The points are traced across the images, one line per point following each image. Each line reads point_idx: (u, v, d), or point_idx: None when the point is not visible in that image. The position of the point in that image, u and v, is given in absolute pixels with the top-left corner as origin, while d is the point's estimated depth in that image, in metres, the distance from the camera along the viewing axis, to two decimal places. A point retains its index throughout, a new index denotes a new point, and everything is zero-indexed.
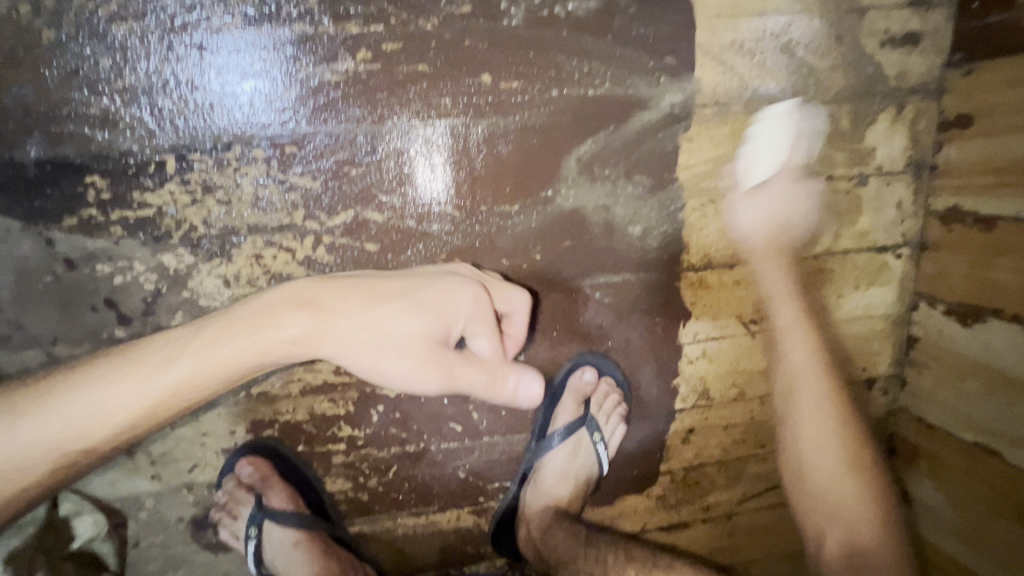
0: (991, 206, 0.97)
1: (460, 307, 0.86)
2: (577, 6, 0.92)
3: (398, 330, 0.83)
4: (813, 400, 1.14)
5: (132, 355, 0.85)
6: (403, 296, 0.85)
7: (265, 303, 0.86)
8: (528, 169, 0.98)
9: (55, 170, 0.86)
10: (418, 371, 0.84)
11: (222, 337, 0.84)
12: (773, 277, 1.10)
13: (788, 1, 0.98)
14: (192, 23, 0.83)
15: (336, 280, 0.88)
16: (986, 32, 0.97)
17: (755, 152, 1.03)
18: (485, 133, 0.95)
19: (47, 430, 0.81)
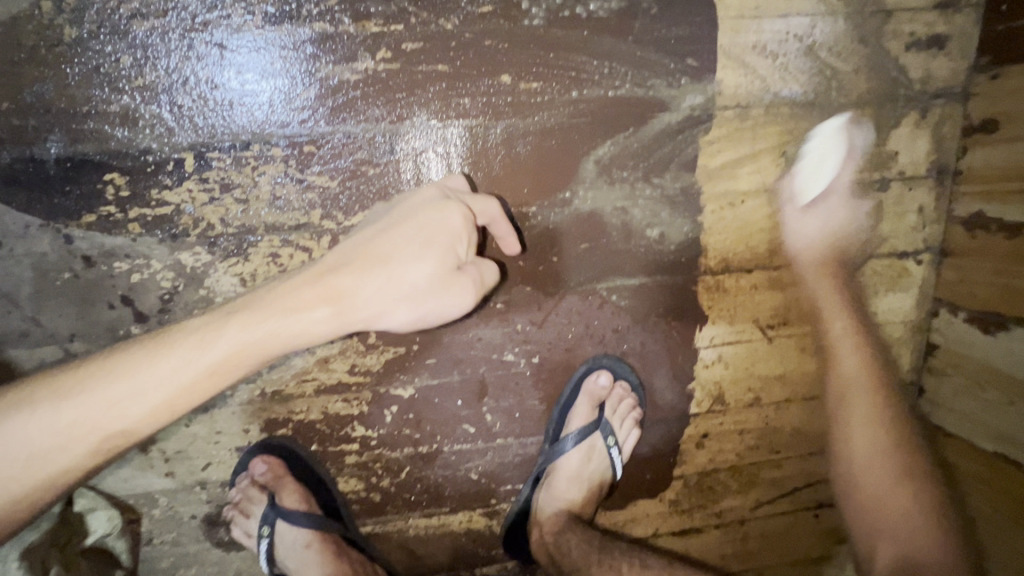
0: (1017, 213, 0.96)
1: (454, 229, 0.78)
2: (599, 7, 0.91)
3: (412, 268, 0.76)
4: (862, 413, 1.11)
5: (158, 343, 0.77)
6: (410, 237, 0.77)
7: (286, 284, 0.79)
8: (547, 169, 0.97)
9: (75, 167, 0.86)
10: (442, 295, 0.77)
11: (252, 318, 0.76)
12: (828, 287, 1.09)
13: (813, 3, 0.96)
14: (213, 21, 0.83)
15: (351, 247, 0.80)
16: (1014, 36, 0.95)
17: (811, 170, 1.03)
18: (504, 133, 0.94)
19: (70, 424, 0.73)
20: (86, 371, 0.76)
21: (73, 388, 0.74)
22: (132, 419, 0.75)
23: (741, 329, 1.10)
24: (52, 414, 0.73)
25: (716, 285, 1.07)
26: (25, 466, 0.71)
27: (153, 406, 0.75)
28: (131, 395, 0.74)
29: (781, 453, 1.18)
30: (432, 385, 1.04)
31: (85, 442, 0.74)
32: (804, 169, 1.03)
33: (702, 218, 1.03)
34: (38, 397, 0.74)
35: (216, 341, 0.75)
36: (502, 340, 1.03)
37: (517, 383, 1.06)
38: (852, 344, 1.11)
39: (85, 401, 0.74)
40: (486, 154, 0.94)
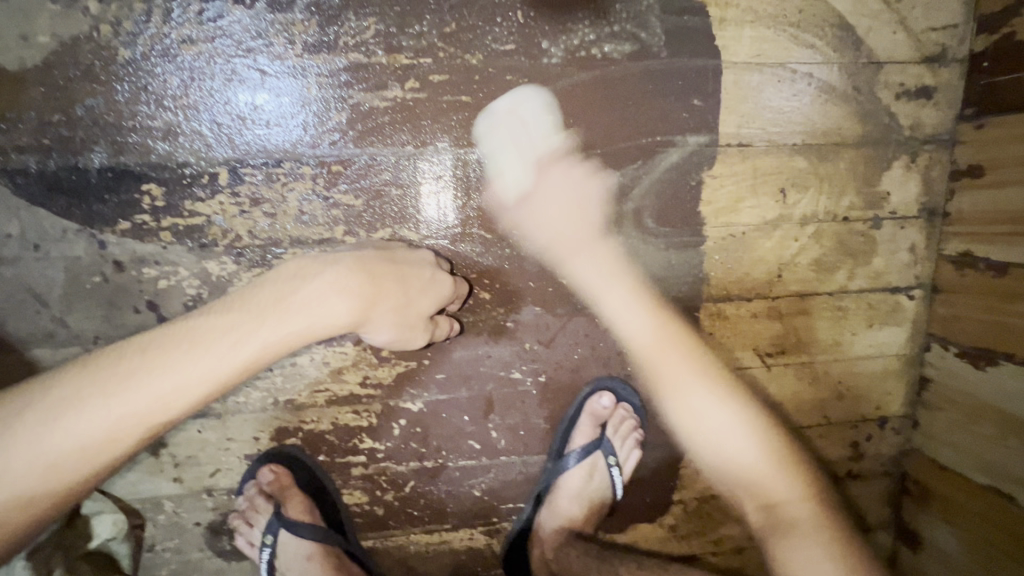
0: (1003, 253, 1.01)
1: (444, 293, 0.94)
2: (613, 49, 0.99)
3: (410, 307, 0.90)
4: (788, 488, 1.03)
5: (188, 339, 0.79)
6: (413, 281, 0.91)
7: (306, 284, 0.84)
8: (569, 207, 1.03)
9: (115, 177, 0.91)
10: (423, 335, 0.93)
11: (284, 317, 0.81)
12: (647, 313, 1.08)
13: (811, 52, 1.04)
14: (256, 48, 0.90)
15: (365, 260, 0.88)
16: (996, 90, 1.03)
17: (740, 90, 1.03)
18: (517, 178, 1.01)
19: (113, 421, 0.75)
20: (121, 368, 0.77)
21: (110, 385, 0.76)
22: (173, 412, 0.78)
23: (741, 356, 1.14)
24: (96, 412, 0.75)
25: (718, 313, 1.11)
26: (75, 460, 0.75)
27: (191, 400, 0.79)
28: (172, 391, 0.77)
29: None
30: (441, 400, 1.06)
31: (127, 437, 0.77)
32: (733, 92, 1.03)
33: (705, 248, 1.08)
34: (78, 395, 0.75)
35: (251, 339, 0.80)
36: (510, 357, 1.07)
37: (523, 401, 1.09)
38: (726, 402, 1.09)
39: (126, 399, 0.76)
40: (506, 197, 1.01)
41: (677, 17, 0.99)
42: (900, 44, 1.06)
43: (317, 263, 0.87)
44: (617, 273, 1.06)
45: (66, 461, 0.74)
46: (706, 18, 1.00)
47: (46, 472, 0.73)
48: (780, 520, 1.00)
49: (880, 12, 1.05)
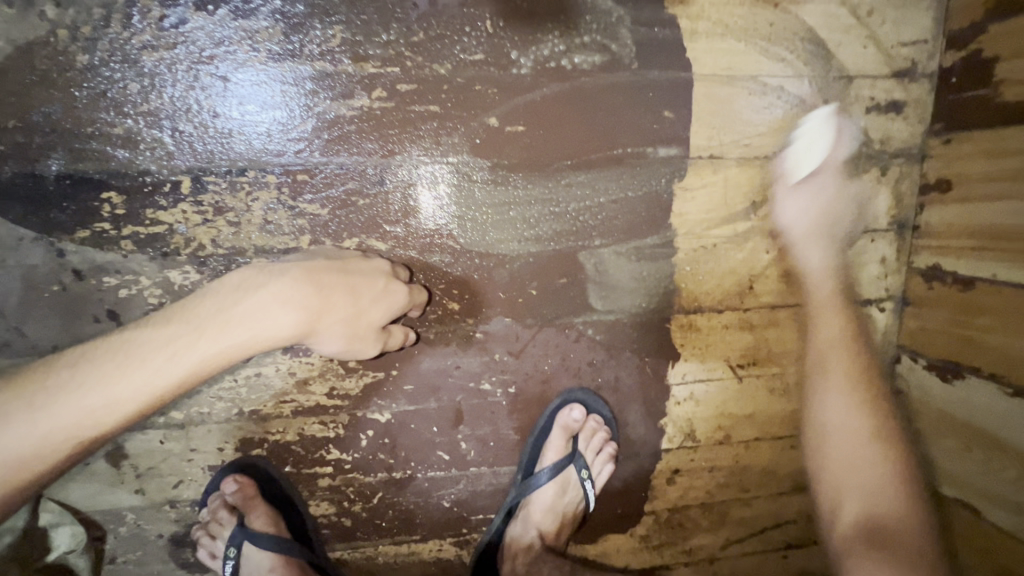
0: (970, 268, 1.02)
1: (397, 304, 0.93)
2: (583, 60, 0.98)
3: (362, 317, 0.89)
4: (842, 399, 1.08)
5: (122, 353, 0.79)
6: (363, 293, 0.89)
7: (248, 295, 0.83)
8: (822, 204, 1.08)
9: (74, 184, 0.89)
10: (375, 346, 0.92)
11: (222, 330, 0.81)
12: (814, 255, 1.10)
13: (781, 65, 1.04)
14: (219, 55, 0.88)
15: (314, 269, 0.87)
16: (964, 105, 1.03)
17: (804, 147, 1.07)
18: (818, 163, 1.07)
19: (40, 434, 0.74)
20: (52, 383, 0.76)
21: (40, 399, 0.75)
22: (104, 425, 0.78)
23: (712, 368, 1.14)
24: (22, 425, 0.73)
25: (689, 324, 1.11)
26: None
27: (124, 415, 0.78)
28: (104, 404, 0.77)
29: (749, 492, 1.20)
30: (410, 411, 1.06)
31: (56, 451, 0.75)
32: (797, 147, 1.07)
33: (676, 259, 1.08)
34: (3, 408, 0.74)
35: (187, 352, 0.80)
36: (480, 368, 1.06)
37: (493, 412, 1.08)
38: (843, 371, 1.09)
39: (57, 412, 0.75)
40: (793, 171, 1.07)
41: (648, 29, 0.99)
42: (869, 59, 1.06)
43: (265, 272, 0.86)
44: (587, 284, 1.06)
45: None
46: (677, 30, 1.00)
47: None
48: (875, 527, 0.97)
49: (850, 27, 1.05)
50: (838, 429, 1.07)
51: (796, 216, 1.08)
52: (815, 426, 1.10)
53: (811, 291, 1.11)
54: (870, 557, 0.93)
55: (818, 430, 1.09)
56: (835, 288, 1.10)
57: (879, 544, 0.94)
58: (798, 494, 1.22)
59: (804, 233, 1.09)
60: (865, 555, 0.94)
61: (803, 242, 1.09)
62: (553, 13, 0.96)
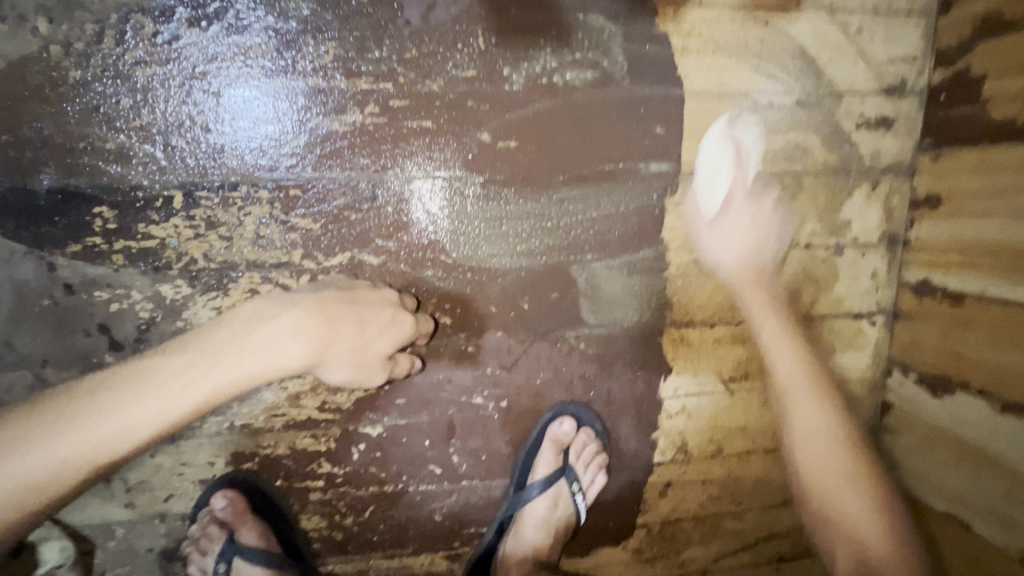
0: (959, 283, 1.03)
1: (404, 333, 0.94)
2: (575, 76, 0.99)
3: (368, 347, 0.91)
4: (818, 424, 1.14)
5: (141, 380, 0.80)
6: (371, 323, 0.90)
7: (261, 325, 0.85)
8: (760, 234, 1.10)
9: (65, 199, 0.89)
10: (380, 374, 0.93)
11: (237, 359, 0.82)
12: (760, 299, 1.12)
13: (772, 82, 1.05)
14: (212, 72, 0.89)
15: (324, 299, 0.88)
16: (953, 122, 1.04)
17: (708, 184, 1.06)
18: (724, 197, 1.07)
19: (60, 459, 0.75)
20: (72, 409, 0.77)
21: (60, 425, 0.76)
22: (119, 452, 0.78)
23: (704, 381, 1.14)
24: (41, 451, 0.74)
25: (681, 338, 1.12)
26: (13, 498, 0.73)
27: (138, 441, 0.79)
28: (118, 432, 0.77)
29: (742, 504, 1.20)
30: (401, 425, 1.06)
31: (74, 476, 0.76)
32: (702, 181, 1.06)
33: (668, 273, 1.09)
34: (26, 435, 0.75)
35: (202, 380, 0.81)
36: (471, 382, 1.06)
37: (485, 425, 1.08)
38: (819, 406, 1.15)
39: (75, 438, 0.76)
40: (705, 207, 1.07)
41: (639, 45, 1.00)
42: (859, 75, 1.07)
43: (279, 302, 0.87)
44: (578, 299, 1.06)
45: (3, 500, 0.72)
46: (668, 47, 1.01)
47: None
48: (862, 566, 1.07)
49: (840, 44, 1.06)
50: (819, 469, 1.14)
51: (727, 253, 1.10)
52: (802, 446, 1.15)
53: (757, 326, 1.13)
54: None
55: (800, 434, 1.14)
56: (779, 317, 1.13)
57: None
58: (791, 507, 1.21)
59: (732, 279, 1.11)
60: None
61: (749, 303, 1.12)
62: (545, 30, 0.97)
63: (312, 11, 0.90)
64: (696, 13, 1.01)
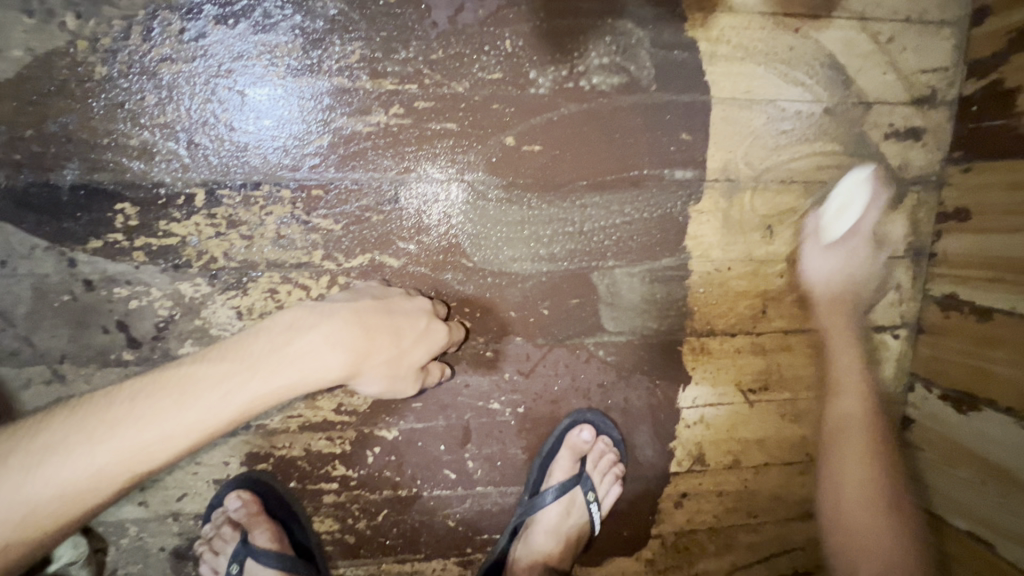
0: (988, 299, 1.01)
1: (437, 343, 0.92)
2: (602, 80, 0.98)
3: (404, 357, 0.89)
4: (862, 464, 1.10)
5: (182, 388, 0.77)
6: (406, 335, 0.89)
7: (300, 335, 0.82)
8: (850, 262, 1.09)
9: (88, 194, 0.89)
10: (412, 385, 0.91)
11: (276, 369, 0.80)
12: (834, 286, 1.10)
13: (800, 90, 1.03)
14: (237, 70, 0.88)
15: (362, 311, 0.86)
16: (984, 134, 1.02)
17: (836, 211, 1.09)
18: (852, 225, 1.09)
19: (100, 467, 0.73)
20: (112, 414, 0.75)
21: (98, 431, 0.74)
22: (157, 461, 0.76)
23: (723, 392, 1.12)
24: (83, 458, 0.72)
25: (701, 347, 1.10)
26: (53, 506, 0.71)
27: (177, 449, 0.77)
28: (158, 441, 0.75)
29: (758, 517, 1.18)
30: (417, 429, 1.05)
31: (113, 483, 0.74)
32: (831, 208, 1.08)
33: (689, 282, 1.07)
34: (65, 441, 0.73)
35: (242, 390, 0.78)
36: (489, 388, 1.05)
37: (501, 431, 1.07)
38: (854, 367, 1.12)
39: (115, 445, 0.74)
40: (827, 230, 1.09)
41: (666, 51, 0.99)
42: (889, 85, 1.06)
43: (317, 314, 0.84)
44: (598, 306, 1.05)
45: (43, 506, 0.71)
46: (696, 53, 1.00)
47: (22, 518, 0.70)
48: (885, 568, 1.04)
49: (871, 53, 1.04)
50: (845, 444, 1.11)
51: (820, 271, 1.09)
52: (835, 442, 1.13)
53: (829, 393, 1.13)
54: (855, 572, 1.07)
55: (838, 432, 1.12)
56: (845, 322, 1.11)
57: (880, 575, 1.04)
58: (808, 521, 1.19)
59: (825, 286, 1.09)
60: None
61: (828, 270, 1.09)
62: (574, 35, 0.96)
63: (339, 11, 0.89)
64: (726, 19, 1.00)
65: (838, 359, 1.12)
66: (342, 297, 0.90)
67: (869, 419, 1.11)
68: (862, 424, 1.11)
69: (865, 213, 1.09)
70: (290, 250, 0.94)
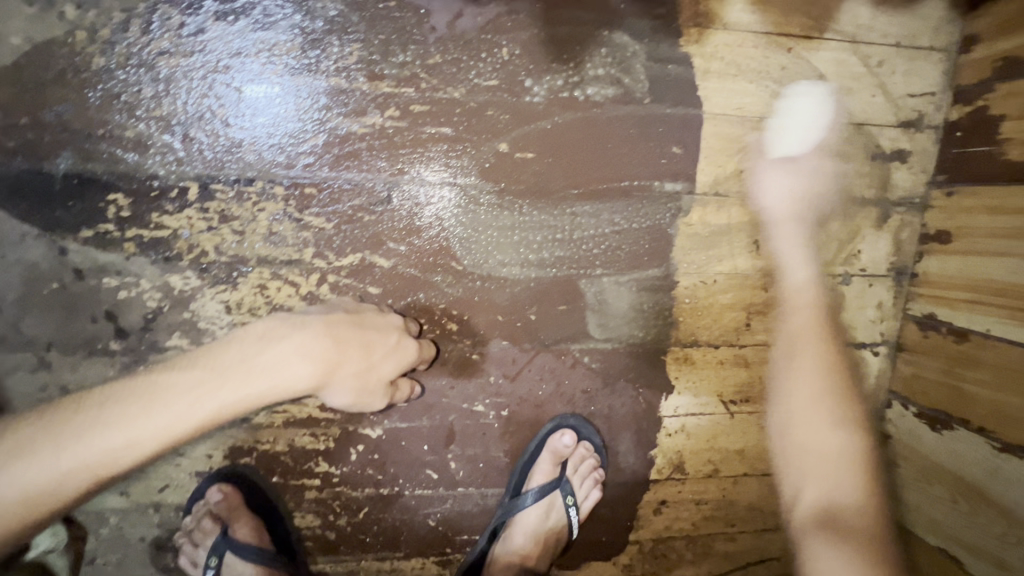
0: (965, 320, 1.03)
1: (407, 357, 0.94)
2: (597, 91, 0.99)
3: (373, 372, 0.90)
4: (816, 409, 1.05)
5: (150, 395, 0.79)
6: (377, 348, 0.90)
7: (271, 345, 0.84)
8: (801, 185, 1.07)
9: (81, 184, 0.89)
10: (381, 399, 0.93)
11: (244, 379, 0.81)
12: (778, 199, 1.07)
13: (791, 108, 1.05)
14: (235, 66, 0.89)
15: (334, 323, 0.88)
16: (968, 160, 1.05)
17: (788, 129, 1.06)
18: (793, 146, 1.06)
19: (63, 471, 0.73)
20: (79, 420, 0.76)
21: (62, 437, 0.74)
22: (123, 465, 0.76)
23: (705, 402, 1.14)
24: (48, 461, 0.72)
25: (685, 357, 1.12)
26: (12, 509, 0.71)
27: (144, 454, 0.77)
28: (124, 445, 0.75)
29: (735, 526, 1.20)
30: (401, 428, 1.05)
31: (76, 487, 0.74)
32: (776, 124, 1.06)
33: (676, 292, 1.09)
34: (28, 446, 0.73)
35: (210, 397, 0.79)
36: (474, 390, 1.06)
37: (485, 433, 1.08)
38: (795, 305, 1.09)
39: (80, 449, 0.74)
40: (771, 147, 1.06)
41: (661, 65, 1.00)
42: (878, 107, 1.08)
43: (286, 328, 0.87)
44: (585, 314, 1.07)
45: (3, 509, 0.70)
46: (691, 68, 1.01)
47: None
48: (829, 508, 0.97)
49: (861, 75, 1.06)
50: (796, 392, 1.08)
51: (777, 196, 1.07)
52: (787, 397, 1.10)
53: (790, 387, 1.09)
54: (818, 539, 0.94)
55: (794, 382, 1.09)
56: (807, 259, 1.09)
57: (836, 530, 0.94)
58: (784, 532, 1.21)
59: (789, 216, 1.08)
60: (823, 543, 0.92)
61: (784, 197, 1.07)
62: (571, 45, 0.97)
63: (339, 12, 0.90)
64: (720, 36, 1.01)
65: (792, 301, 1.10)
66: (313, 310, 0.93)
67: (830, 365, 1.07)
68: (819, 384, 1.06)
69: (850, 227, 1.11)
70: (280, 247, 0.94)
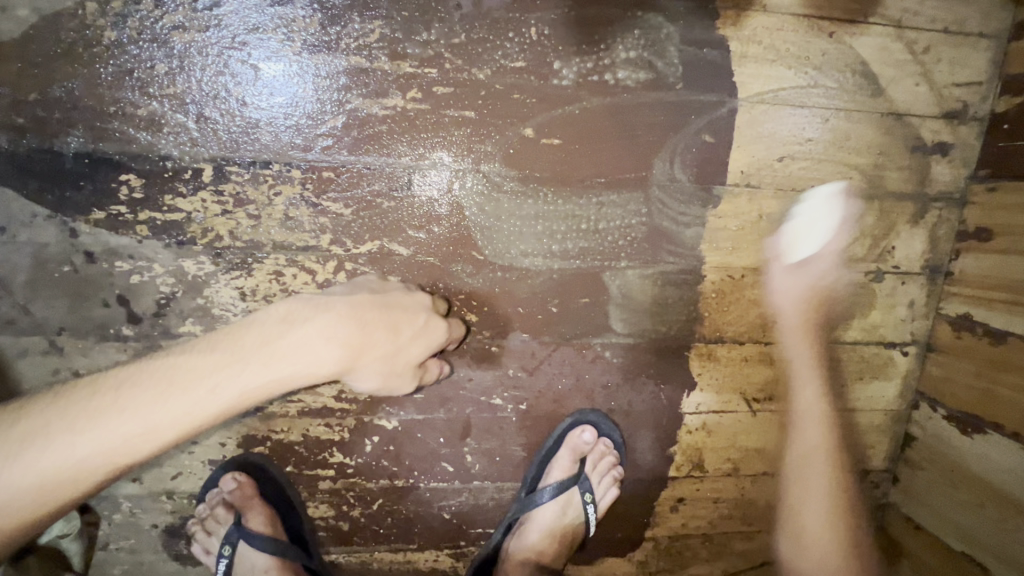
0: (1002, 322, 0.99)
1: (436, 340, 0.91)
2: (627, 75, 0.95)
3: (400, 355, 0.87)
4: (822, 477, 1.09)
5: (169, 378, 0.76)
6: (403, 331, 0.87)
7: (294, 329, 0.80)
8: (809, 270, 1.05)
9: (92, 163, 0.86)
10: (410, 381, 0.90)
11: (267, 363, 0.78)
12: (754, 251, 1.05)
13: (829, 97, 1.00)
14: (251, 42, 0.85)
15: (359, 306, 0.84)
16: (1013, 154, 1.00)
17: (798, 233, 1.05)
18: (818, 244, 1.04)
19: (82, 458, 0.71)
20: (95, 404, 0.73)
21: (79, 422, 0.72)
22: (143, 453, 0.74)
23: (727, 400, 1.11)
24: (66, 448, 0.70)
25: (708, 354, 1.08)
26: (32, 498, 0.69)
27: (164, 441, 0.75)
28: (143, 432, 0.73)
29: (752, 526, 1.18)
30: (417, 420, 1.03)
31: (96, 475, 0.72)
32: (790, 230, 1.05)
33: (701, 287, 1.05)
34: (45, 431, 0.71)
35: (232, 382, 0.76)
36: (492, 383, 1.04)
37: (501, 427, 1.06)
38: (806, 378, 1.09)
39: (98, 436, 0.71)
40: (788, 253, 1.04)
41: (696, 49, 0.96)
42: (921, 97, 1.03)
43: (309, 309, 0.83)
44: (607, 308, 1.03)
45: (22, 497, 0.68)
46: (726, 52, 0.96)
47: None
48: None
49: (904, 63, 1.01)
50: (810, 466, 1.10)
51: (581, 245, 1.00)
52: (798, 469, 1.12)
53: (793, 406, 1.11)
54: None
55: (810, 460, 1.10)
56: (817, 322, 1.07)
57: None
58: None
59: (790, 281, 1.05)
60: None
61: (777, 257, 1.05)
62: (602, 26, 0.93)
63: None
64: (759, 18, 0.96)
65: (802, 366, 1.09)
66: (337, 290, 0.88)
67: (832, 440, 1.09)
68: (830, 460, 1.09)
69: (885, 222, 1.06)
70: (296, 232, 0.91)
